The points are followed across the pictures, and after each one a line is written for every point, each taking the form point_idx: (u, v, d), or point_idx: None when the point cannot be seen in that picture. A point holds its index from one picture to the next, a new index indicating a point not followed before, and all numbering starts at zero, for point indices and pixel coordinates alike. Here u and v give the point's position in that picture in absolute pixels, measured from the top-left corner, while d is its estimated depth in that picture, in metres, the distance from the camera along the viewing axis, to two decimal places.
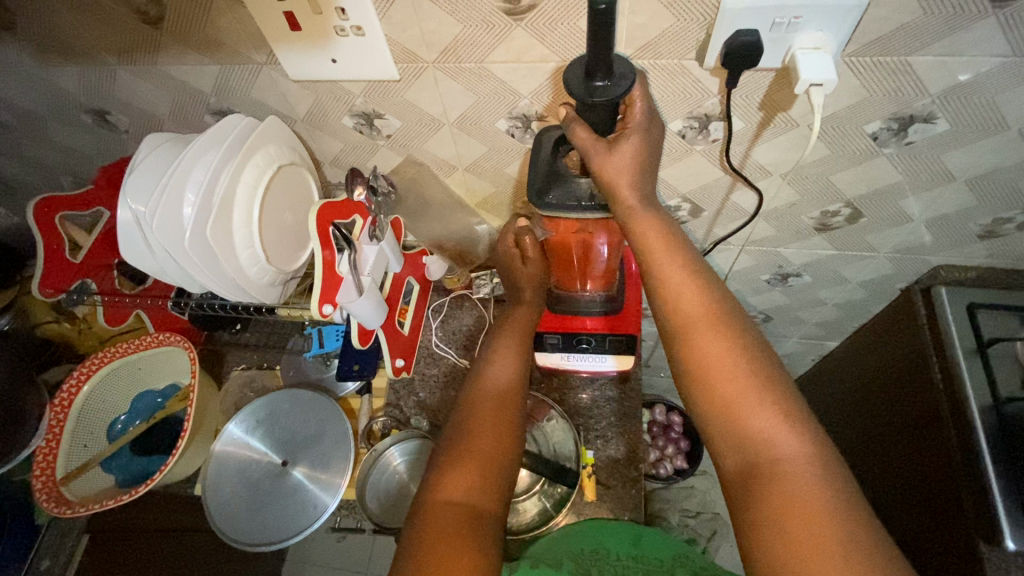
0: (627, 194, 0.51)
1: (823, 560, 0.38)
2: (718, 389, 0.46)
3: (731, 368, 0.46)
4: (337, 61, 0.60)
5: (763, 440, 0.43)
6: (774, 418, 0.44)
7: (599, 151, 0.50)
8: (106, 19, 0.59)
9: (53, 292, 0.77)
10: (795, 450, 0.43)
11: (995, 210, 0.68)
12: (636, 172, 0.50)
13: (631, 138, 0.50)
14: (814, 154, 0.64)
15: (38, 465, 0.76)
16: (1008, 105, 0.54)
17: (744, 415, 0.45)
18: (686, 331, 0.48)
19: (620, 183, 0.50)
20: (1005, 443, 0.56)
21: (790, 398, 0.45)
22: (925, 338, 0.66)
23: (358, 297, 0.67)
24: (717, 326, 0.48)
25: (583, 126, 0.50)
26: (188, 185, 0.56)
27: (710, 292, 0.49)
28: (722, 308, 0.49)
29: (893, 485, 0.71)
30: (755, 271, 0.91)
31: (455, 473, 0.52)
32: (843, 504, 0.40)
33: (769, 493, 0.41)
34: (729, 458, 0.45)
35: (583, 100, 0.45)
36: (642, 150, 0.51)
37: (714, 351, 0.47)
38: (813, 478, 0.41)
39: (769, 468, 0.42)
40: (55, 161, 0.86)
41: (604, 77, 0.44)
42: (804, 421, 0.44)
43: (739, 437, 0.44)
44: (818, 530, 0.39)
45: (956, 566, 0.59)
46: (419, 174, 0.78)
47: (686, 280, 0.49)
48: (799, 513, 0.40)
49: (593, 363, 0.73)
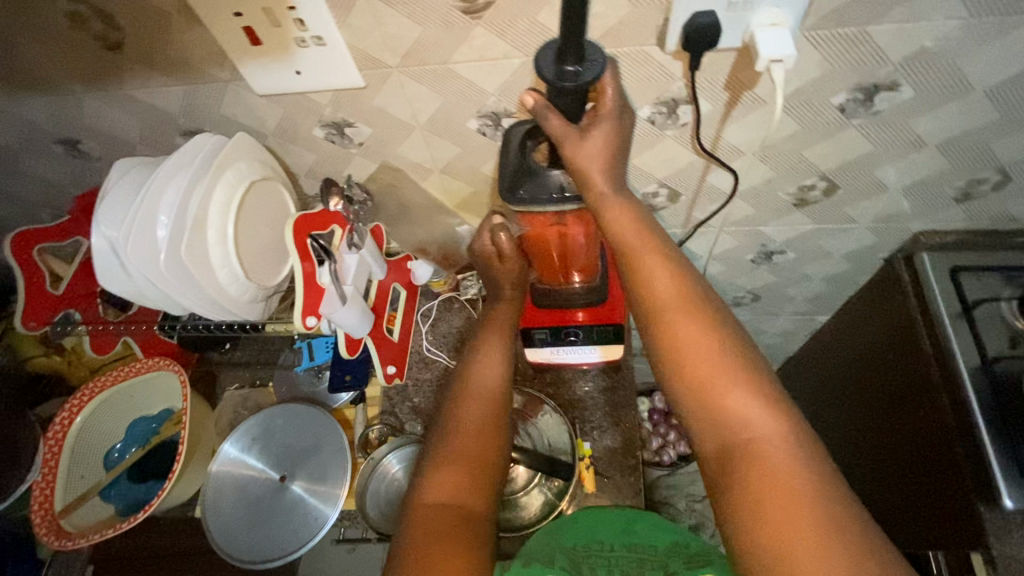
0: (599, 182, 0.50)
1: (804, 541, 0.38)
2: (693, 370, 0.46)
3: (706, 348, 0.46)
4: (301, 73, 0.60)
5: (739, 422, 0.44)
6: (748, 398, 0.44)
7: (571, 138, 0.49)
8: (66, 46, 0.59)
9: (37, 325, 0.75)
10: (771, 430, 0.43)
11: (969, 172, 0.69)
12: (609, 157, 0.50)
13: (602, 125, 0.50)
14: (785, 130, 0.64)
15: (37, 499, 0.77)
16: (971, 68, 0.55)
17: (720, 396, 0.45)
18: (660, 314, 0.48)
19: (592, 168, 0.50)
20: (997, 400, 0.67)
21: (765, 378, 0.45)
22: (913, 306, 0.76)
23: (341, 306, 0.67)
24: (690, 308, 0.48)
25: (554, 113, 0.49)
26: (160, 209, 0.55)
27: (684, 275, 0.49)
28: (695, 288, 0.49)
29: (896, 451, 0.81)
30: (739, 251, 0.91)
31: (443, 475, 0.52)
32: (820, 482, 0.40)
33: (747, 474, 0.42)
34: (707, 443, 0.45)
35: (553, 86, 0.43)
36: (615, 137, 0.50)
37: (688, 333, 0.47)
38: (791, 458, 0.41)
39: (748, 451, 0.42)
40: (28, 195, 0.85)
41: (574, 62, 0.42)
42: (780, 400, 0.44)
43: (716, 420, 0.44)
44: (797, 512, 0.39)
45: (952, 514, 0.70)
46: (395, 179, 0.78)
47: (659, 264, 0.50)
48: (779, 496, 0.40)
49: (581, 354, 0.75)
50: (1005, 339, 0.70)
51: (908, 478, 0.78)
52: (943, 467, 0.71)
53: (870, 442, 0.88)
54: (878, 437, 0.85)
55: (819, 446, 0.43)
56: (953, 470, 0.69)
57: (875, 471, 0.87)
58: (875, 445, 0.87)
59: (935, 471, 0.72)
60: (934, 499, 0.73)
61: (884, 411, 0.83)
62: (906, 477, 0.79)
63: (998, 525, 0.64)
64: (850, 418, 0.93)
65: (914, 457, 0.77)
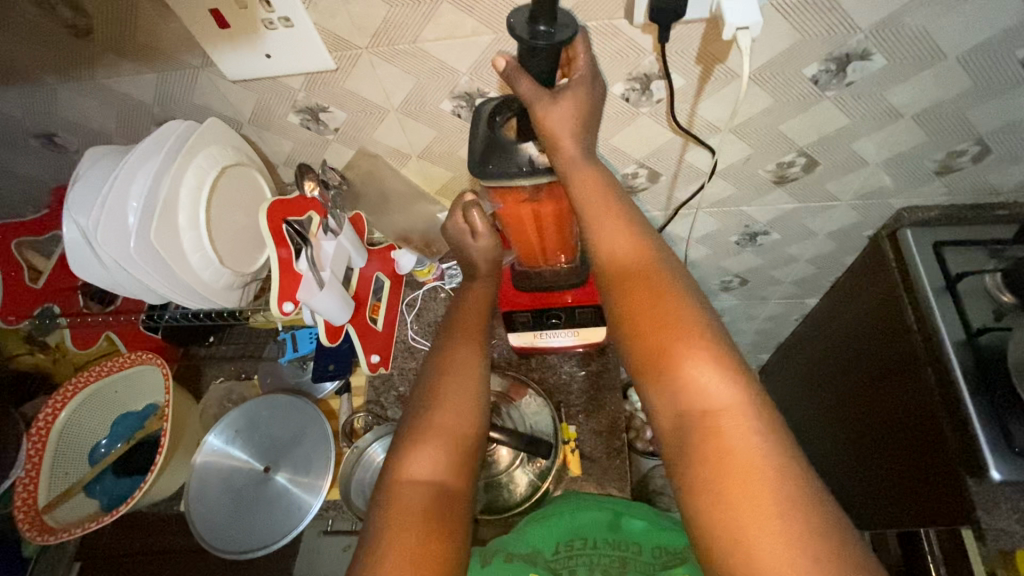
0: (568, 146, 0.50)
1: (758, 518, 0.38)
2: (651, 336, 0.45)
3: (664, 315, 0.45)
4: (272, 56, 0.60)
5: (697, 392, 0.43)
6: (707, 367, 0.43)
7: (543, 100, 0.48)
8: (36, 35, 0.59)
9: (16, 319, 0.76)
10: (727, 401, 0.42)
11: (947, 144, 0.69)
12: (579, 123, 0.49)
13: (574, 89, 0.49)
14: (760, 105, 0.64)
15: (20, 495, 0.77)
16: (941, 34, 0.54)
17: (678, 365, 0.44)
18: (619, 281, 0.48)
19: (562, 133, 0.49)
20: (982, 373, 0.65)
21: (725, 347, 0.44)
22: (898, 280, 0.75)
23: (319, 292, 0.67)
24: (649, 275, 0.47)
25: (526, 75, 0.48)
26: (129, 195, 0.55)
27: (645, 243, 0.49)
28: (657, 255, 0.49)
29: (885, 427, 0.80)
30: (723, 233, 0.91)
31: (416, 452, 0.52)
32: (777, 455, 0.40)
33: (701, 444, 0.41)
34: (664, 414, 0.44)
35: (526, 46, 0.43)
36: (586, 102, 0.50)
37: (650, 300, 0.46)
38: (746, 429, 0.41)
39: (710, 423, 0.42)
40: (8, 192, 0.85)
41: (547, 22, 0.42)
42: (737, 369, 0.43)
43: (672, 390, 0.44)
44: (751, 487, 0.39)
45: (940, 488, 0.69)
46: (374, 167, 0.78)
47: (621, 231, 0.49)
48: (735, 470, 0.40)
49: (562, 338, 0.76)
50: (988, 312, 0.70)
51: (895, 453, 0.78)
52: (931, 440, 0.70)
53: (859, 419, 0.88)
54: (868, 414, 0.85)
55: (775, 416, 0.42)
56: (939, 443, 0.69)
57: (865, 447, 0.87)
58: (864, 422, 0.86)
59: (922, 444, 0.72)
60: (921, 472, 0.73)
61: (872, 386, 0.83)
62: (893, 452, 0.79)
63: (984, 496, 0.63)
64: (840, 396, 0.92)
65: (902, 432, 0.76)
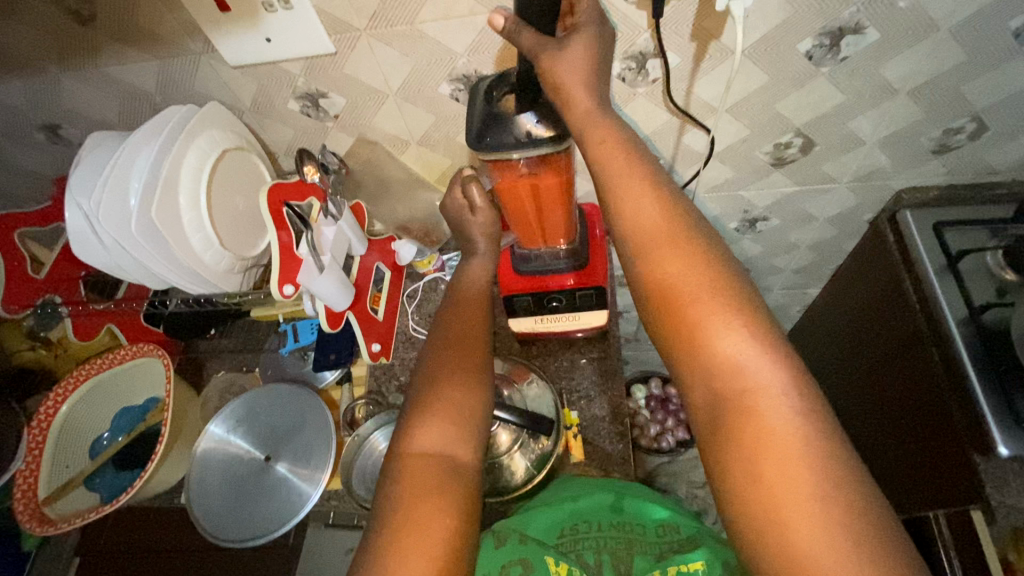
0: (581, 97, 0.49)
1: (792, 491, 0.37)
2: (682, 308, 0.44)
3: (696, 286, 0.44)
4: (272, 41, 0.60)
5: (732, 369, 0.42)
6: (741, 342, 0.42)
7: (549, 49, 0.48)
8: (39, 23, 0.60)
9: (19, 308, 0.76)
10: (767, 379, 0.41)
11: (943, 121, 0.69)
12: (589, 70, 0.49)
13: (581, 37, 0.49)
14: (756, 83, 0.64)
15: (20, 487, 0.77)
16: (933, 5, 0.55)
17: (709, 342, 0.43)
18: (646, 250, 0.47)
19: (572, 83, 0.48)
20: (987, 348, 0.65)
21: (765, 321, 0.43)
22: (899, 260, 0.76)
23: (319, 275, 0.67)
24: (678, 243, 0.46)
25: (528, 29, 0.48)
26: (130, 176, 0.56)
27: (672, 208, 0.47)
28: (684, 220, 0.47)
29: (892, 409, 0.80)
30: (723, 220, 0.91)
31: (423, 427, 0.52)
32: (817, 434, 0.39)
33: (737, 424, 0.41)
34: (697, 392, 0.44)
35: None
36: (595, 52, 0.50)
37: (676, 271, 0.45)
38: (785, 409, 0.40)
39: (744, 402, 0.41)
40: (11, 187, 0.86)
41: None
42: (774, 345, 0.43)
43: (705, 368, 0.43)
44: (787, 463, 0.38)
45: (948, 468, 0.69)
46: (373, 155, 0.79)
47: (646, 194, 0.47)
48: (773, 447, 0.39)
49: (568, 317, 0.75)
50: (990, 289, 0.70)
51: (905, 433, 0.77)
52: (938, 416, 0.69)
53: (868, 401, 0.87)
54: (875, 397, 0.84)
55: (815, 395, 0.41)
56: (945, 418, 0.68)
57: (875, 430, 0.86)
58: (873, 404, 0.85)
59: (929, 421, 0.71)
60: (929, 450, 0.72)
61: (879, 366, 0.82)
62: (903, 433, 0.78)
63: (995, 474, 0.63)
64: (847, 380, 0.92)
65: (908, 414, 0.76)
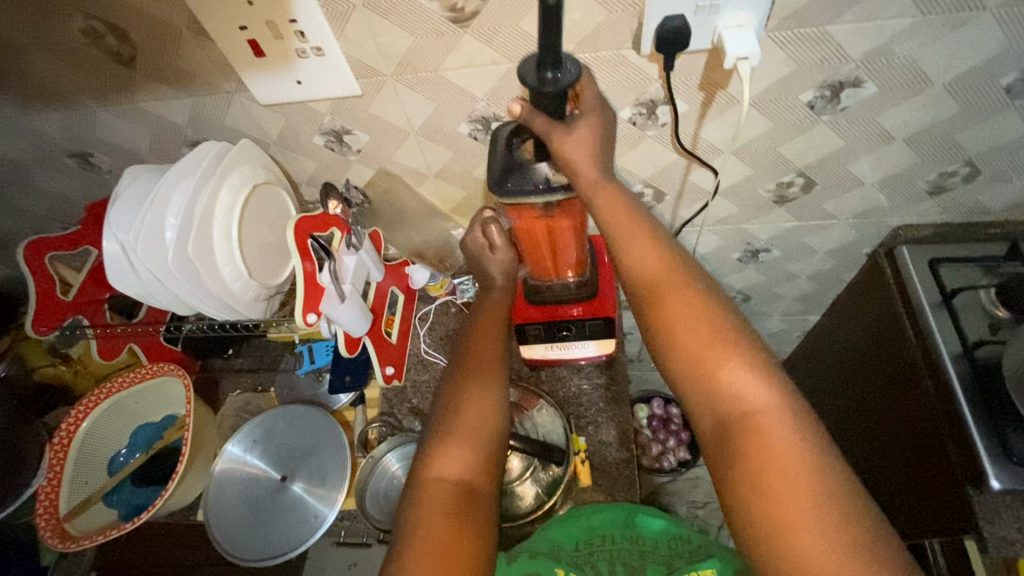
0: (587, 170, 0.53)
1: (798, 506, 0.39)
2: (685, 345, 0.47)
3: (700, 325, 0.47)
4: (302, 82, 0.64)
5: (734, 395, 0.45)
6: (742, 370, 0.45)
7: (558, 131, 0.52)
8: (82, 63, 0.64)
9: (47, 329, 0.78)
10: (765, 402, 0.44)
11: (938, 165, 0.72)
12: (594, 148, 0.53)
13: (587, 118, 0.53)
14: (760, 128, 0.67)
15: (42, 503, 0.78)
16: (927, 63, 0.58)
17: (714, 370, 0.46)
18: (655, 298, 0.50)
19: (580, 159, 0.53)
20: (978, 380, 0.68)
21: (759, 350, 0.46)
22: (895, 293, 0.79)
23: (340, 304, 0.70)
24: (685, 289, 0.49)
25: (539, 114, 0.51)
26: (168, 210, 0.59)
27: (673, 254, 0.52)
28: (681, 266, 0.51)
29: (887, 439, 0.82)
30: (726, 250, 0.94)
31: (442, 452, 0.55)
32: (821, 454, 0.41)
33: (742, 445, 0.43)
34: (705, 418, 0.46)
35: (535, 90, 0.46)
36: (600, 129, 0.54)
37: (682, 311, 0.48)
38: (787, 429, 0.42)
39: (746, 422, 0.43)
40: (39, 208, 0.89)
41: (553, 69, 0.45)
42: (770, 371, 0.45)
43: (710, 394, 0.46)
44: (790, 479, 0.40)
45: (946, 498, 0.70)
46: (392, 185, 0.82)
47: (649, 246, 0.52)
48: (774, 463, 0.41)
49: (578, 350, 0.78)
50: (983, 324, 0.73)
51: (902, 462, 0.79)
52: (933, 447, 0.72)
53: (864, 431, 0.89)
54: (871, 427, 0.87)
55: (814, 420, 0.43)
56: (940, 448, 0.70)
57: (871, 460, 0.88)
58: (870, 434, 0.88)
59: (924, 451, 0.74)
60: (925, 480, 0.74)
61: (875, 397, 0.85)
62: (898, 463, 0.80)
63: (987, 506, 0.65)
64: (845, 408, 0.95)
65: (904, 443, 0.78)
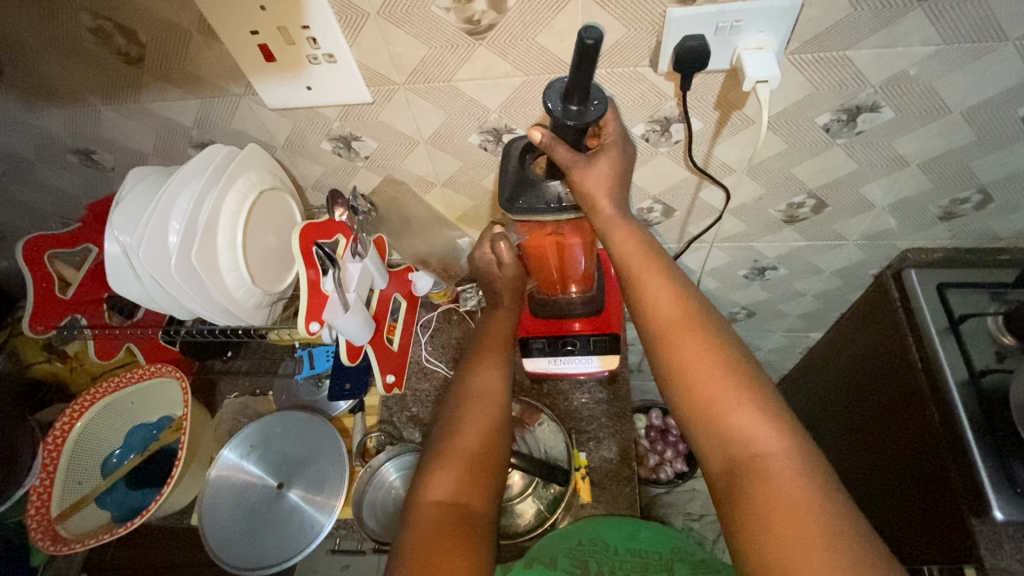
0: (605, 205, 0.54)
1: (808, 552, 0.38)
2: (697, 386, 0.47)
3: (710, 365, 0.47)
4: (312, 88, 0.63)
5: (744, 437, 0.44)
6: (752, 414, 0.45)
7: (580, 165, 0.52)
8: (87, 60, 0.62)
9: (45, 328, 0.78)
10: (775, 447, 0.43)
11: (950, 191, 0.72)
12: (613, 184, 0.54)
13: (606, 154, 0.54)
14: (773, 149, 0.67)
15: (33, 504, 0.76)
16: (946, 92, 0.58)
17: (723, 413, 0.45)
18: (665, 335, 0.50)
19: (598, 194, 0.53)
20: (986, 411, 0.66)
21: (768, 391, 0.46)
22: (903, 321, 0.77)
23: (343, 313, 0.69)
24: (697, 328, 0.49)
25: (562, 145, 0.51)
26: (172, 215, 0.57)
27: (686, 290, 0.52)
28: (697, 306, 0.51)
29: (889, 466, 0.81)
30: (732, 267, 0.94)
31: (440, 474, 0.54)
32: (828, 499, 0.40)
33: (751, 488, 0.42)
34: (714, 459, 0.45)
35: (560, 121, 0.48)
36: (619, 165, 0.54)
37: (692, 350, 0.48)
38: (796, 474, 0.41)
39: (755, 465, 0.43)
40: (39, 203, 0.88)
41: (579, 102, 0.47)
42: (780, 416, 0.45)
43: (720, 435, 0.45)
44: (801, 526, 0.39)
45: (948, 531, 0.69)
46: (399, 193, 0.81)
47: (664, 284, 0.52)
48: (785, 507, 0.40)
49: (581, 365, 0.75)
50: (991, 354, 0.71)
51: (904, 491, 0.78)
52: (936, 477, 0.70)
53: (867, 459, 0.87)
54: (872, 452, 0.86)
55: (823, 463, 0.43)
56: (942, 479, 0.69)
57: (874, 486, 0.86)
58: (872, 461, 0.86)
59: (926, 481, 0.72)
60: (928, 512, 0.73)
61: (877, 424, 0.84)
62: (900, 490, 0.79)
63: (989, 537, 0.63)
64: (846, 432, 0.94)
65: (906, 472, 0.77)
